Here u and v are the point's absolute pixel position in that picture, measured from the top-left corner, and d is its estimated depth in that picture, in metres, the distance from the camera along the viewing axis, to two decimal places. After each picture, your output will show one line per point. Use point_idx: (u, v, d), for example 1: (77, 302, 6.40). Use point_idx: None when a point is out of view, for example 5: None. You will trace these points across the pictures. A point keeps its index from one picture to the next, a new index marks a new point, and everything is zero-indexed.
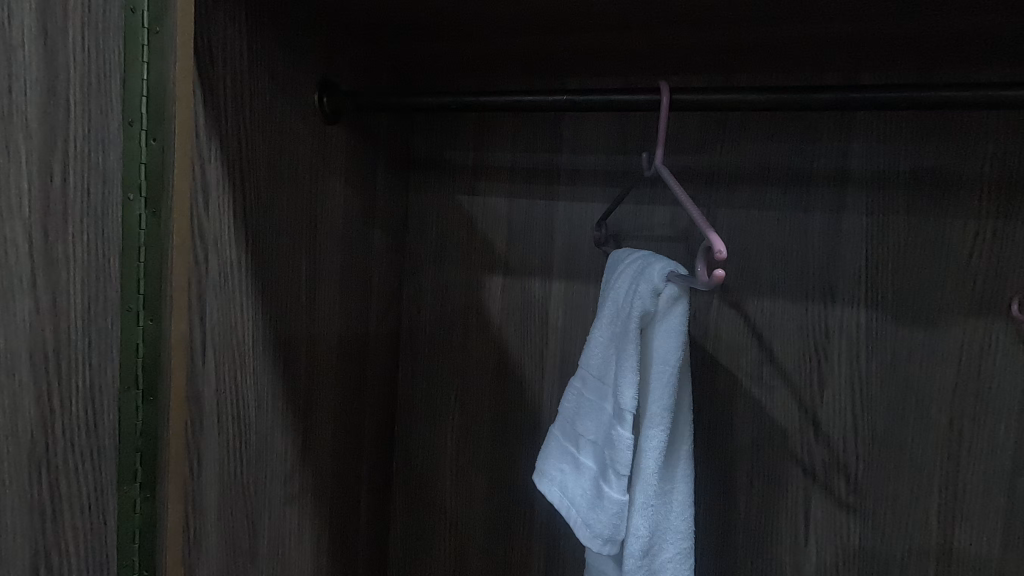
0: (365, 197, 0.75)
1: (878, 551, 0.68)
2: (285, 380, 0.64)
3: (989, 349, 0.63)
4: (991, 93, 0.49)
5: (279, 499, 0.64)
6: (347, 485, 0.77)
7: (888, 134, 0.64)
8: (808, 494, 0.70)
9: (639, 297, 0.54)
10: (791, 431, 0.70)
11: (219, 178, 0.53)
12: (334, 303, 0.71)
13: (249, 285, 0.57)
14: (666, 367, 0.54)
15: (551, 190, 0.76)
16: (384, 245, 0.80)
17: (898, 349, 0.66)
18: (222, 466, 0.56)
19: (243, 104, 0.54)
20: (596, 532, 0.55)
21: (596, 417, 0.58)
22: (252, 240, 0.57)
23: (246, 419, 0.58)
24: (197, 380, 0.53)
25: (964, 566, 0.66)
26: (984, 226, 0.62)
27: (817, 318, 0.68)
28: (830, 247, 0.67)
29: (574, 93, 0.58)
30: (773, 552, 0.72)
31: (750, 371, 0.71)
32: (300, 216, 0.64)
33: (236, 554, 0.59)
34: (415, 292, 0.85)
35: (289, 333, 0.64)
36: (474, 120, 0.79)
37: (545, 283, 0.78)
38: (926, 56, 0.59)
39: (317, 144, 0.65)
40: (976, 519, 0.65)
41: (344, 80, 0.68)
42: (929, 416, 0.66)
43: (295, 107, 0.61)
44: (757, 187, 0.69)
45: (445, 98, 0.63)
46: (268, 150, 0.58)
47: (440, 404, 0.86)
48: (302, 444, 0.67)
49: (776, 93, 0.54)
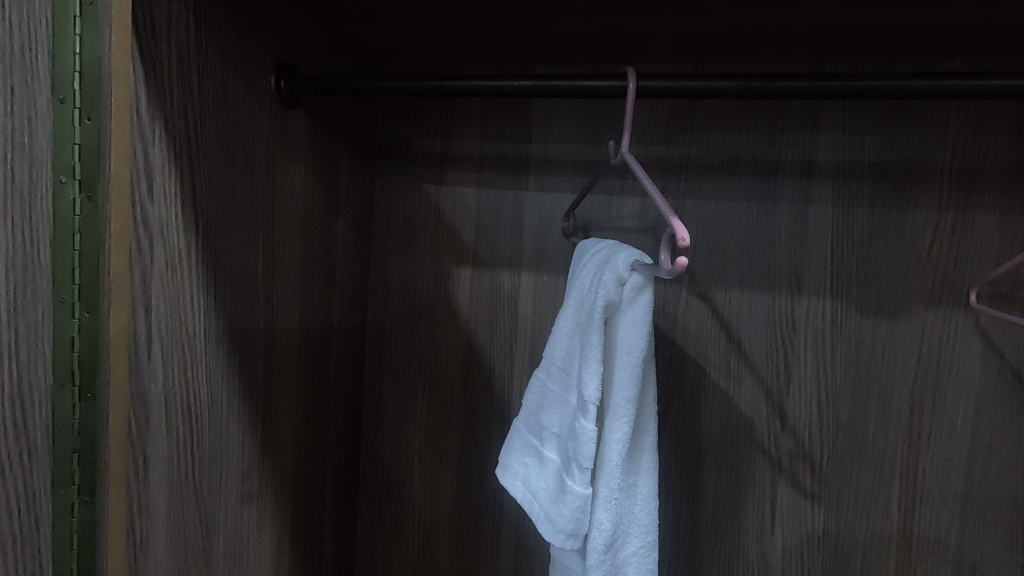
0: (327, 187, 0.73)
1: (841, 538, 0.69)
2: (241, 376, 0.61)
3: (949, 339, 0.64)
4: (951, 82, 0.49)
5: (236, 500, 0.62)
6: (310, 483, 0.75)
7: (853, 125, 0.64)
8: (775, 484, 0.71)
9: (604, 287, 0.53)
10: (758, 421, 0.71)
11: (164, 162, 0.50)
12: (294, 296, 0.68)
13: (200, 275, 0.54)
14: (631, 358, 0.53)
15: (520, 180, 0.75)
16: (348, 237, 0.78)
17: (862, 340, 0.67)
18: (171, 467, 0.53)
19: (190, 83, 0.51)
20: (559, 527, 0.54)
21: (560, 409, 0.57)
22: (202, 229, 0.54)
23: (198, 415, 0.56)
24: (142, 378, 0.49)
25: (923, 551, 0.67)
26: (945, 217, 0.63)
27: (785, 309, 0.69)
28: (797, 238, 0.67)
29: (539, 79, 0.57)
30: (740, 543, 0.72)
31: (718, 362, 0.71)
32: (256, 205, 0.61)
33: (188, 559, 0.56)
34: (380, 283, 0.83)
35: (245, 326, 0.61)
36: (442, 107, 0.77)
37: (514, 275, 0.77)
38: (890, 46, 0.59)
39: (274, 128, 0.62)
40: (935, 505, 0.66)
41: (303, 63, 0.65)
42: (891, 405, 0.67)
43: (250, 89, 0.59)
44: (725, 178, 0.69)
45: (407, 82, 0.60)
46: (220, 134, 0.55)
47: (408, 398, 0.84)
48: (261, 441, 0.65)
49: (743, 81, 0.53)
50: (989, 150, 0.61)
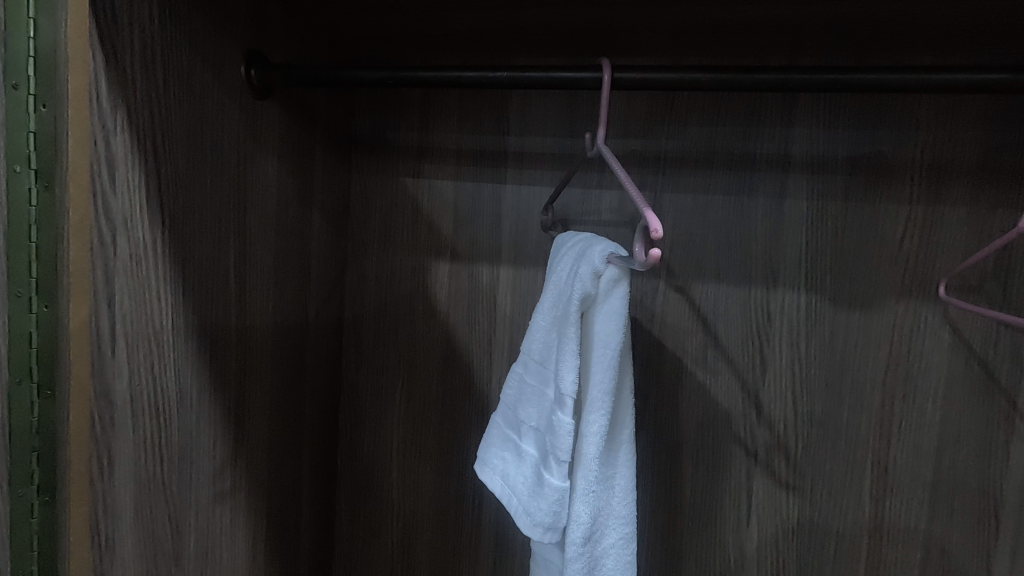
0: (302, 179, 0.71)
1: (815, 527, 0.70)
2: (212, 372, 0.60)
3: (919, 330, 0.65)
4: (919, 77, 0.50)
5: (208, 498, 0.60)
6: (286, 481, 0.74)
7: (828, 119, 0.65)
8: (751, 474, 0.72)
9: (580, 279, 0.52)
10: (734, 413, 0.71)
11: (127, 151, 0.48)
12: (267, 291, 0.67)
13: (167, 269, 0.53)
14: (608, 351, 0.52)
15: (498, 173, 0.74)
16: (323, 230, 0.76)
17: (836, 332, 0.68)
18: (139, 466, 0.51)
19: (154, 70, 0.50)
20: (537, 520, 0.54)
21: (537, 403, 0.57)
22: (168, 221, 0.53)
23: (167, 413, 0.54)
24: (106, 375, 0.48)
25: (894, 538, 0.68)
26: (916, 211, 0.64)
27: (760, 302, 0.69)
28: (773, 230, 0.68)
29: (515, 70, 0.56)
30: (717, 533, 0.73)
31: (696, 355, 0.72)
32: (226, 197, 0.59)
33: (157, 559, 0.55)
34: (358, 278, 0.82)
35: (216, 321, 0.60)
36: (419, 99, 0.76)
37: (493, 269, 0.76)
38: (863, 39, 0.60)
39: (245, 118, 0.61)
40: (905, 494, 0.68)
41: (275, 52, 0.64)
42: (863, 395, 0.68)
43: (219, 77, 0.57)
44: (702, 172, 0.69)
45: (381, 72, 0.59)
46: (187, 123, 0.54)
47: (386, 393, 0.83)
48: (233, 439, 0.63)
49: (718, 74, 0.53)
50: (958, 145, 0.62)
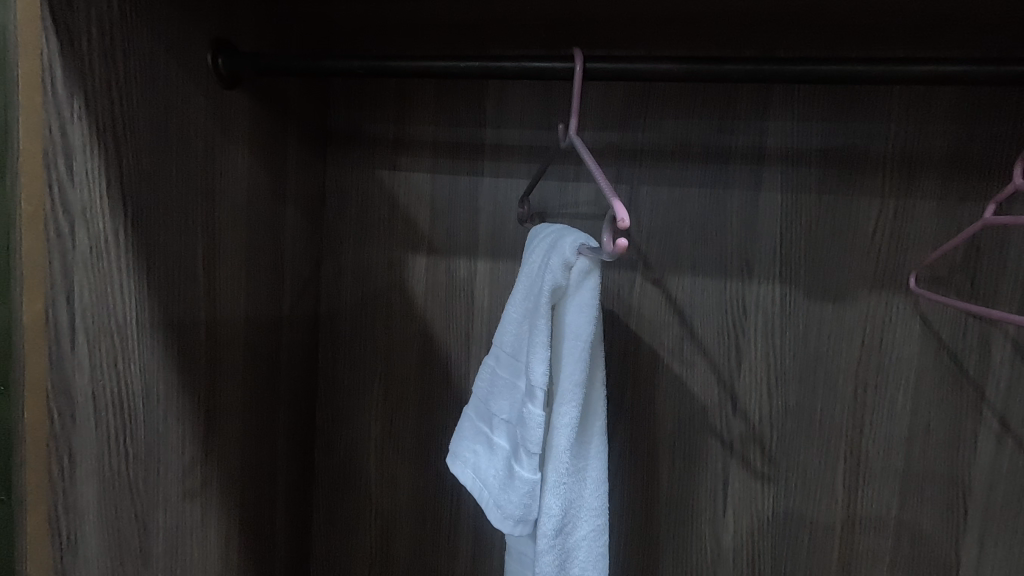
0: (273, 171, 0.70)
1: (789, 517, 0.71)
2: (181, 367, 0.58)
3: (891, 321, 0.66)
4: (887, 68, 0.50)
5: (177, 495, 0.59)
6: (260, 479, 0.73)
7: (801, 112, 0.65)
8: (727, 465, 0.72)
9: (551, 271, 0.52)
10: (710, 405, 0.72)
11: (85, 140, 0.46)
12: (238, 284, 0.66)
13: (131, 262, 0.52)
14: (579, 342, 0.52)
15: (474, 166, 0.74)
16: (297, 223, 0.75)
17: (809, 323, 0.68)
18: (102, 464, 0.50)
19: (114, 58, 0.48)
20: (507, 513, 0.54)
21: (509, 395, 0.57)
22: (131, 213, 0.51)
23: (132, 410, 0.53)
24: (65, 370, 0.46)
25: (866, 527, 0.69)
26: (888, 203, 0.65)
27: (736, 294, 0.69)
28: (748, 223, 0.68)
29: (486, 60, 0.56)
30: (693, 524, 0.74)
31: (672, 347, 0.72)
32: (193, 189, 0.58)
33: (123, 559, 0.53)
34: (334, 271, 0.81)
35: (183, 315, 0.58)
36: (395, 90, 0.75)
37: (470, 262, 0.76)
38: (835, 31, 0.60)
39: (212, 108, 0.60)
40: (877, 483, 0.69)
41: (243, 41, 0.62)
42: (836, 386, 0.68)
43: (184, 66, 0.56)
44: (679, 164, 0.69)
45: (352, 62, 0.58)
46: (150, 113, 0.52)
47: (363, 388, 0.82)
48: (203, 435, 0.62)
49: (689, 64, 0.53)
50: (928, 138, 0.63)
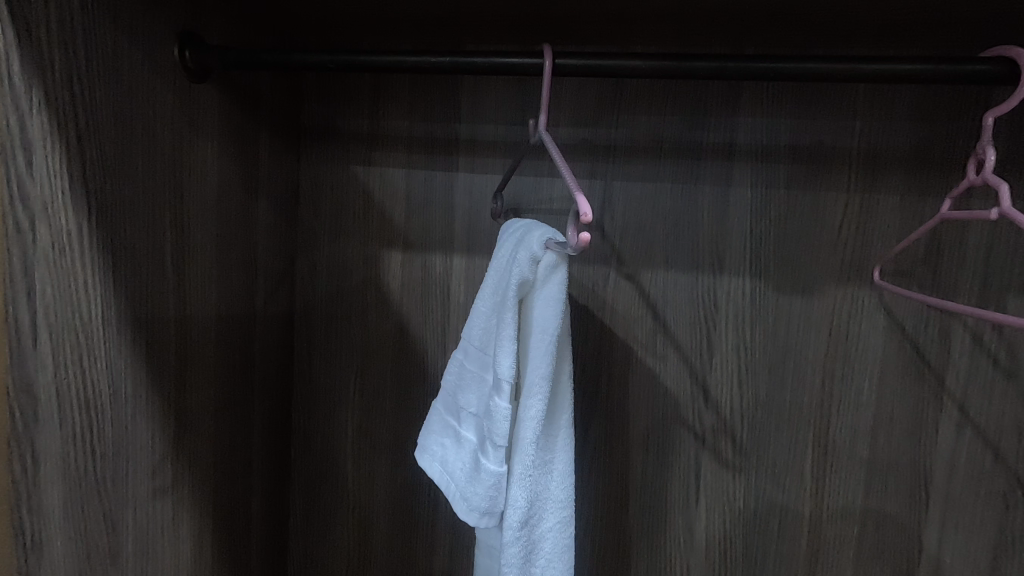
0: (245, 166, 0.69)
1: (758, 507, 0.73)
2: (150, 365, 0.58)
3: (857, 314, 0.68)
4: (849, 66, 0.51)
5: (147, 493, 0.59)
6: (234, 477, 0.73)
7: (770, 108, 0.66)
8: (699, 457, 0.73)
9: (518, 265, 0.53)
10: (682, 397, 0.73)
11: (45, 135, 0.46)
12: (208, 281, 0.65)
13: (96, 259, 0.51)
14: (545, 336, 0.53)
15: (449, 161, 0.74)
16: (270, 218, 0.75)
17: (778, 317, 0.70)
18: (67, 463, 0.50)
19: (75, 51, 0.48)
20: (473, 505, 0.55)
21: (477, 389, 0.57)
22: (96, 209, 0.50)
23: (98, 408, 0.52)
24: (27, 368, 0.46)
25: (833, 515, 0.71)
26: (854, 199, 0.66)
27: (707, 288, 0.71)
28: (719, 218, 0.69)
29: (457, 55, 0.56)
30: (666, 515, 0.75)
31: (645, 341, 0.73)
32: (160, 185, 0.57)
33: (92, 559, 0.53)
34: (309, 267, 0.80)
35: (151, 312, 0.58)
36: (369, 85, 0.74)
37: (446, 258, 0.76)
38: (801, 29, 0.61)
39: (180, 102, 0.59)
40: (843, 472, 0.70)
41: (211, 34, 0.62)
42: (804, 378, 0.70)
43: (149, 59, 0.55)
44: (651, 160, 0.70)
45: (322, 56, 0.58)
46: (115, 106, 0.52)
47: (339, 384, 0.82)
48: (174, 432, 0.62)
49: (657, 61, 0.53)
50: (892, 135, 0.65)
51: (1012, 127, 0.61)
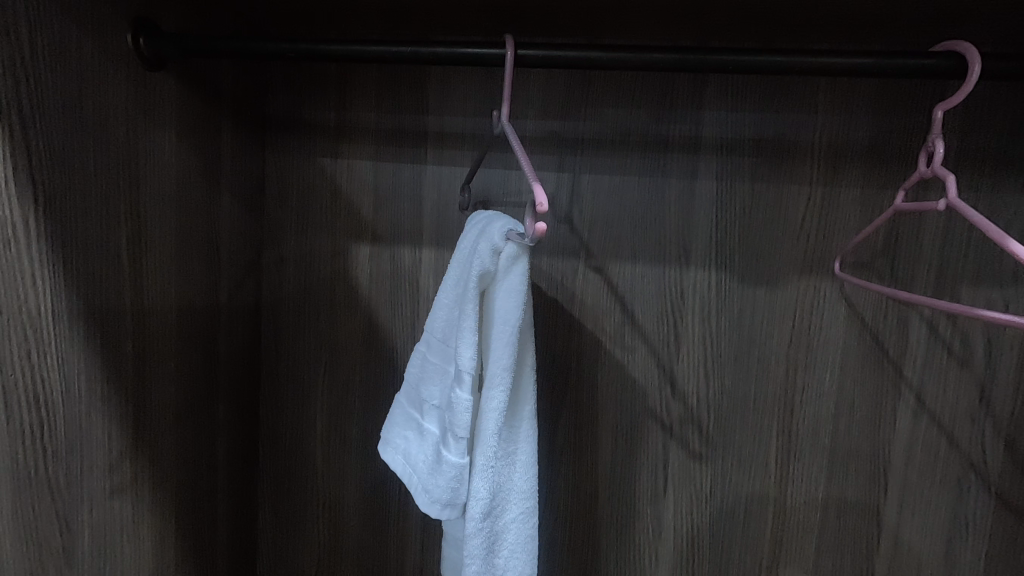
0: (205, 156, 0.68)
1: (725, 495, 0.74)
2: (107, 360, 0.56)
3: (819, 305, 0.69)
4: (805, 59, 0.51)
5: (103, 492, 0.57)
6: (198, 474, 0.71)
7: (735, 101, 0.67)
8: (667, 447, 0.74)
9: (479, 256, 0.53)
10: (651, 388, 0.74)
11: None
12: (168, 274, 0.64)
13: (47, 251, 0.49)
14: (507, 327, 0.52)
15: (417, 153, 0.73)
16: (234, 210, 0.73)
17: (743, 307, 0.71)
18: (15, 461, 0.48)
19: (18, 36, 0.46)
20: (435, 498, 0.55)
21: (439, 381, 0.57)
22: (44, 200, 0.49)
23: (49, 405, 0.51)
24: None
25: (796, 502, 0.73)
26: (816, 192, 0.67)
27: (674, 280, 0.71)
28: (685, 210, 0.70)
29: (418, 44, 0.55)
30: (635, 505, 0.76)
31: (614, 333, 0.73)
32: (114, 175, 0.56)
33: (44, 559, 0.52)
34: (275, 260, 0.79)
35: (106, 306, 0.56)
36: (336, 74, 0.73)
37: (415, 250, 0.75)
38: (762, 23, 0.62)
39: (134, 91, 0.57)
40: (806, 459, 0.72)
41: (166, 21, 0.60)
42: (769, 367, 0.71)
43: (99, 46, 0.53)
44: (619, 153, 0.70)
45: (280, 45, 0.57)
46: (63, 93, 0.50)
47: (308, 379, 0.81)
48: (133, 430, 0.60)
49: (619, 53, 0.53)
50: (852, 128, 0.66)
51: (965, 121, 0.63)
